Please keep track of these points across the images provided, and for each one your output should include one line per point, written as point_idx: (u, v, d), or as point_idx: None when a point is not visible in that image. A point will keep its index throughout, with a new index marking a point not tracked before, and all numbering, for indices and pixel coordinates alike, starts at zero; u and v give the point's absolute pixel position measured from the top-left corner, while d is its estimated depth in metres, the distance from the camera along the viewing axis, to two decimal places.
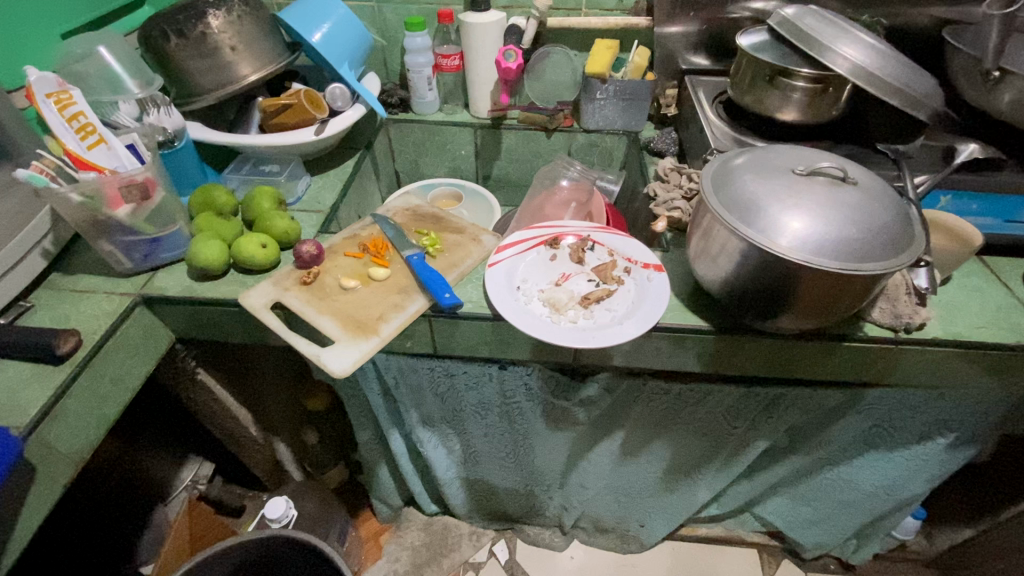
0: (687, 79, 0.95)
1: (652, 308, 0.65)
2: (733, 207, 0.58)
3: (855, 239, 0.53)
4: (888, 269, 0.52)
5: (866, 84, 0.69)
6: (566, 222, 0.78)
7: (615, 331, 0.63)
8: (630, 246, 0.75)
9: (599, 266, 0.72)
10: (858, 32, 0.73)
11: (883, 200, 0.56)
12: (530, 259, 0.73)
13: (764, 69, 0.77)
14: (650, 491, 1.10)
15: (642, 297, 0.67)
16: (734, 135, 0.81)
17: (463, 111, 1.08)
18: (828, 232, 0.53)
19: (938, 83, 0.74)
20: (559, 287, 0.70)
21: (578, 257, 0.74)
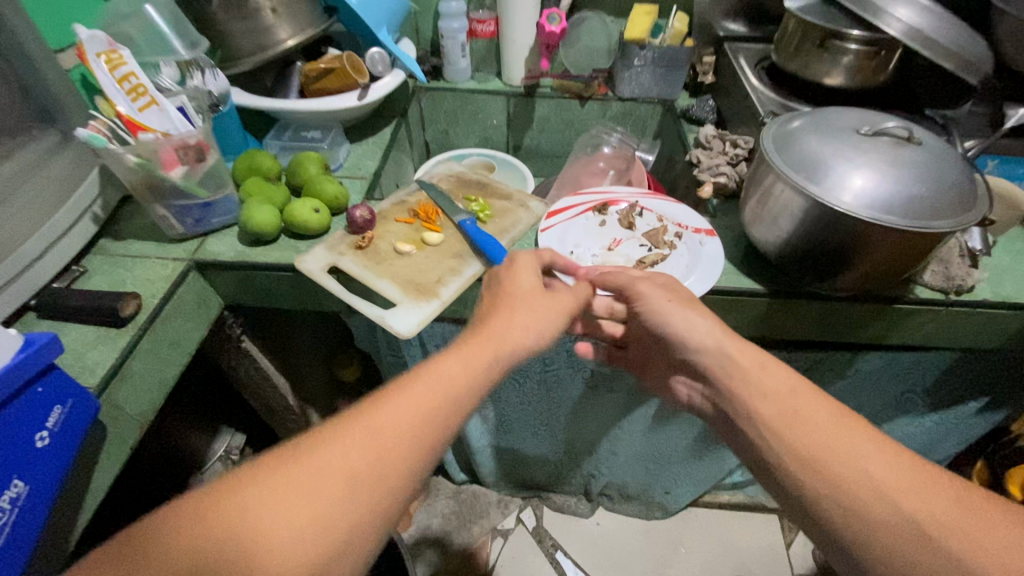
0: (726, 46, 0.95)
1: (709, 272, 0.66)
2: (798, 168, 0.58)
3: (924, 197, 0.53)
4: (957, 225, 0.52)
5: (921, 45, 0.69)
6: (614, 190, 0.79)
7: None
8: (678, 213, 0.76)
9: (650, 232, 0.73)
10: None
11: (950, 158, 0.55)
12: (580, 226, 0.74)
13: (814, 33, 0.76)
14: (678, 458, 1.12)
15: (696, 261, 0.68)
16: (782, 101, 0.81)
17: (495, 79, 1.07)
18: (897, 190, 0.53)
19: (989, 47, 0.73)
20: (612, 253, 0.71)
21: (628, 223, 0.74)
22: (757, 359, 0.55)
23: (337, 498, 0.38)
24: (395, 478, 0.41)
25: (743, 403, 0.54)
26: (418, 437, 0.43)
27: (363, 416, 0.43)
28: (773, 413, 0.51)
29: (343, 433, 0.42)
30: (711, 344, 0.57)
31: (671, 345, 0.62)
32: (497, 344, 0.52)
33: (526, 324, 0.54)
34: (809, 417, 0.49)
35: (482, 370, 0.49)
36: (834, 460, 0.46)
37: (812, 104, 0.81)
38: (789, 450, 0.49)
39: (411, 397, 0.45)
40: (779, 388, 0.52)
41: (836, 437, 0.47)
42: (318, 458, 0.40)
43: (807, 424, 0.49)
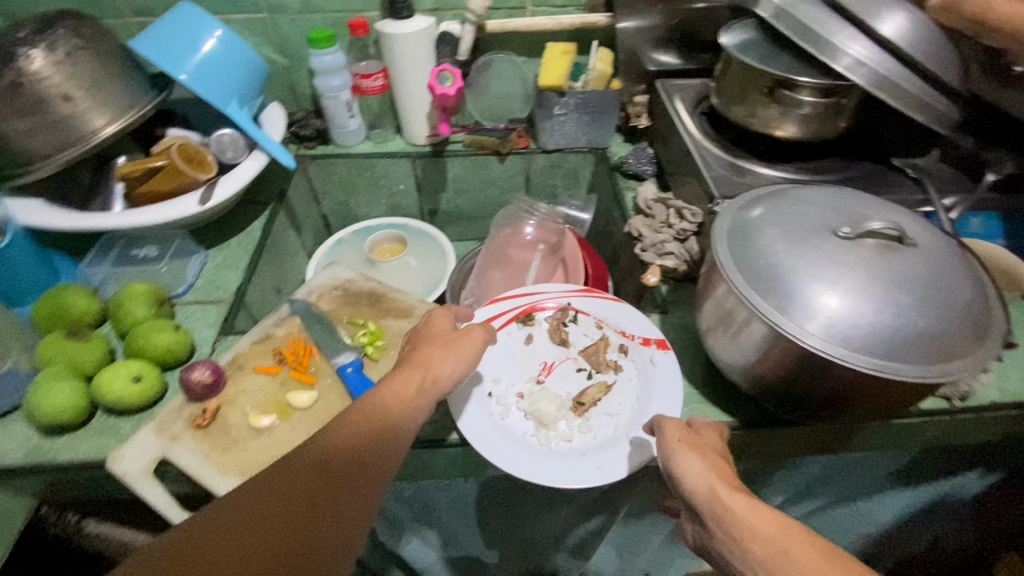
0: (659, 84, 0.80)
1: (666, 406, 0.51)
2: (767, 290, 0.43)
3: (935, 330, 0.39)
4: (979, 366, 0.39)
5: (884, 94, 0.55)
6: (540, 290, 0.63)
7: (617, 452, 0.49)
8: (619, 312, 0.61)
9: (587, 348, 0.58)
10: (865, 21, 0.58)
11: (955, 265, 0.42)
12: (498, 349, 0.58)
13: (761, 80, 0.62)
14: (656, 547, 0.98)
15: (648, 389, 0.53)
16: (729, 155, 0.68)
17: (396, 137, 0.90)
18: (901, 324, 0.39)
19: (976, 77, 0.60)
20: (541, 386, 0.55)
21: (559, 338, 0.59)
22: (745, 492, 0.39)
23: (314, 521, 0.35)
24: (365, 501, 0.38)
25: (732, 539, 0.37)
26: (371, 465, 0.39)
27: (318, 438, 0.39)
28: (766, 560, 0.36)
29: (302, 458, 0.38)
30: (702, 487, 0.40)
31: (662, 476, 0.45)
32: (435, 374, 0.45)
33: (462, 356, 0.47)
34: (803, 555, 0.35)
35: (430, 395, 0.45)
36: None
37: (763, 158, 0.68)
38: None
39: (367, 418, 0.41)
40: (765, 521, 0.37)
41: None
42: (283, 483, 0.36)
43: (803, 566, 0.34)
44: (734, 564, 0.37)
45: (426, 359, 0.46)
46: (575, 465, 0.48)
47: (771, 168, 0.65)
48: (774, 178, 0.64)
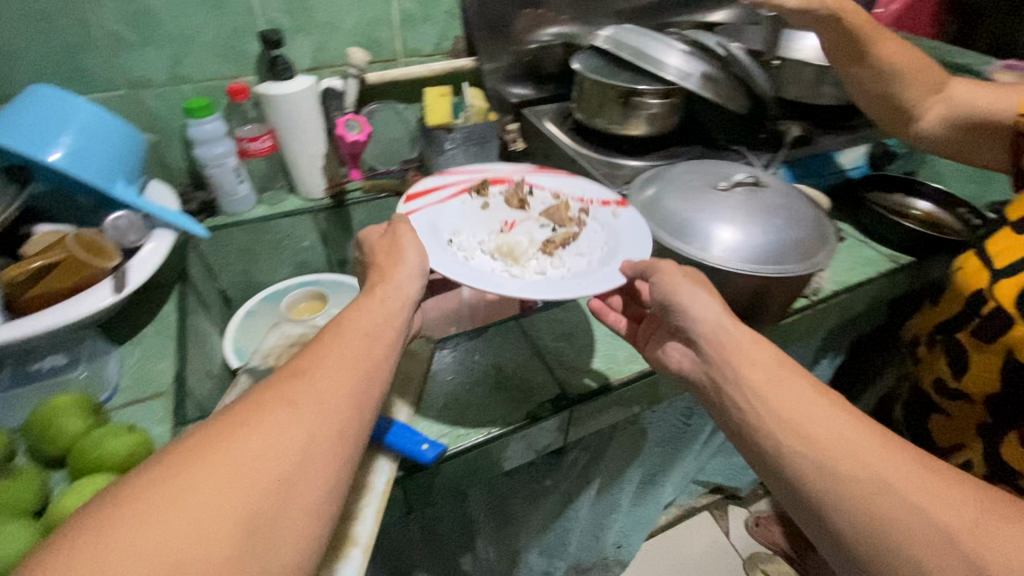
0: (527, 111, 0.93)
1: (637, 236, 0.57)
2: (685, 236, 0.56)
3: (799, 238, 0.55)
4: (828, 255, 0.56)
5: (706, 91, 0.74)
6: (493, 166, 0.71)
7: (590, 269, 0.54)
8: (571, 185, 0.70)
9: (547, 209, 0.65)
10: (677, 43, 0.77)
11: (794, 195, 0.60)
12: (457, 210, 0.63)
13: (612, 93, 0.78)
14: (624, 515, 1.07)
15: (610, 229, 0.60)
16: (601, 154, 0.83)
17: (290, 196, 0.90)
18: (777, 238, 0.55)
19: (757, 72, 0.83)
20: (506, 235, 0.61)
21: (518, 202, 0.67)
22: (752, 333, 0.46)
23: (300, 427, 0.35)
24: (358, 411, 0.39)
25: (728, 373, 0.45)
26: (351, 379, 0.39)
27: (300, 360, 0.40)
28: (760, 382, 0.43)
29: (281, 377, 0.38)
30: (711, 317, 0.48)
31: (672, 318, 0.51)
32: (398, 289, 0.48)
33: (411, 262, 0.51)
34: (792, 388, 0.43)
35: (393, 313, 0.46)
36: (811, 429, 0.40)
37: (626, 153, 0.84)
38: (775, 423, 0.41)
39: (348, 337, 0.42)
40: (767, 359, 0.45)
41: (823, 413, 0.41)
42: (264, 402, 0.36)
43: (789, 394, 0.42)
44: (730, 389, 0.45)
45: (383, 269, 0.50)
46: (557, 283, 0.52)
47: (639, 160, 0.81)
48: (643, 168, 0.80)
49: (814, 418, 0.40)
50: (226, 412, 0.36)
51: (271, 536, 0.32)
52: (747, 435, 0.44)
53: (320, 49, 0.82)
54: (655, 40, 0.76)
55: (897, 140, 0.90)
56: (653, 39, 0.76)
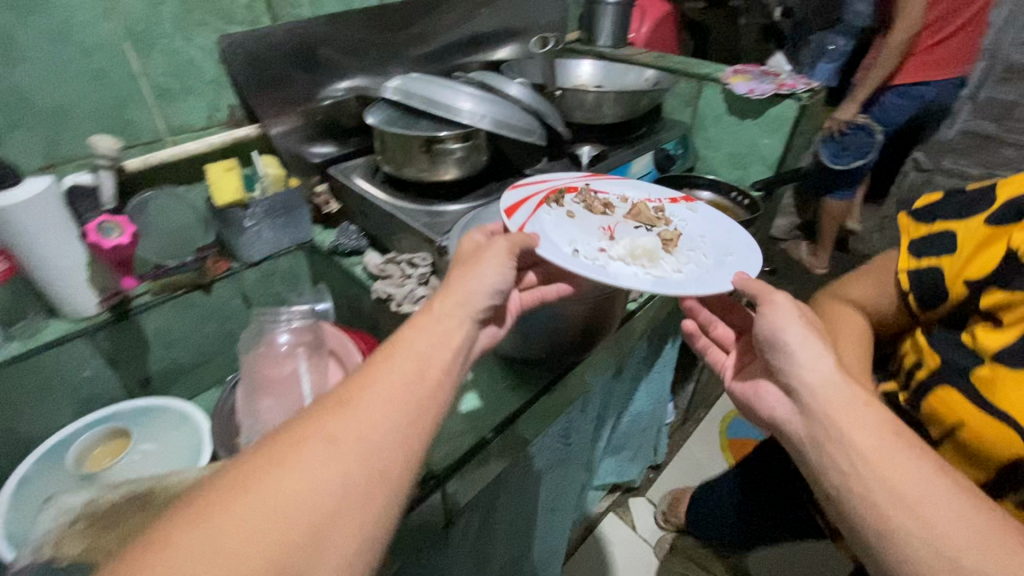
0: (332, 170, 0.87)
1: (729, 232, 0.74)
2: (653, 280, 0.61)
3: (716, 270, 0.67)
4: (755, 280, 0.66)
5: (500, 130, 0.76)
6: (560, 176, 0.80)
7: (720, 253, 0.70)
8: (628, 189, 0.84)
9: (631, 214, 0.78)
10: (465, 87, 0.79)
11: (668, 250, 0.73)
12: (561, 222, 0.71)
13: (413, 143, 0.76)
14: (536, 552, 1.05)
15: (701, 227, 0.76)
16: (417, 204, 0.80)
17: (49, 320, 0.70)
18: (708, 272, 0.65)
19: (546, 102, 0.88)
20: (616, 238, 0.71)
21: (603, 210, 0.77)
22: (867, 397, 0.49)
23: (341, 466, 0.40)
24: (395, 451, 0.42)
25: (837, 434, 0.47)
26: (394, 425, 0.43)
27: (351, 387, 0.45)
28: (871, 450, 0.45)
29: (328, 407, 0.43)
30: (828, 366, 0.51)
31: (778, 359, 0.56)
32: (466, 304, 0.54)
33: (487, 278, 0.56)
34: (917, 468, 0.43)
35: (449, 349, 0.50)
36: (929, 515, 0.41)
37: (444, 198, 0.83)
38: (887, 495, 0.43)
39: (397, 363, 0.47)
40: (875, 423, 0.46)
41: (946, 502, 0.41)
42: (313, 434, 0.41)
43: (916, 475, 0.43)
44: (833, 453, 0.47)
45: (457, 283, 0.56)
46: (699, 276, 0.64)
47: (456, 204, 0.81)
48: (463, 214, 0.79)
49: (923, 488, 0.42)
50: (281, 435, 0.41)
51: (306, 572, 0.36)
52: (851, 505, 0.45)
53: (52, 143, 0.68)
54: (442, 86, 0.77)
55: (672, 145, 1.03)
56: (441, 88, 0.76)
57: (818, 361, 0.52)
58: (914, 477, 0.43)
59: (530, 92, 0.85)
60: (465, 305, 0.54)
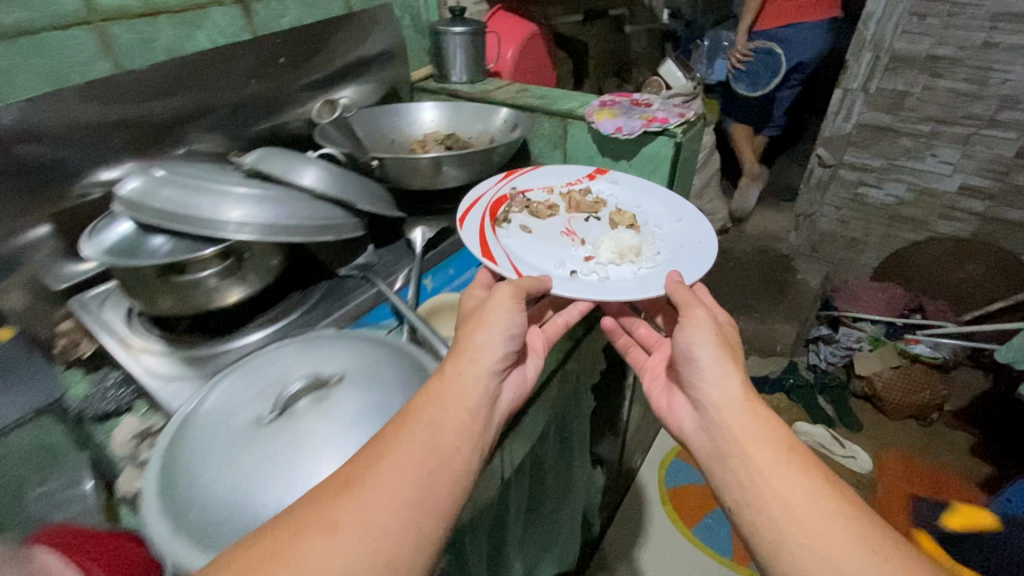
0: (73, 303, 0.65)
1: (659, 195, 0.80)
2: (644, 291, 0.62)
3: (669, 241, 0.72)
4: (693, 240, 0.71)
5: (278, 235, 0.56)
6: (484, 190, 0.78)
7: (668, 224, 0.75)
8: (550, 178, 0.85)
9: (572, 206, 0.79)
10: (228, 182, 0.58)
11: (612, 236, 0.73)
12: (527, 246, 0.71)
13: (149, 273, 0.54)
14: None
15: (632, 200, 0.81)
16: (168, 348, 0.58)
17: None
18: (673, 256, 0.69)
19: (358, 176, 0.69)
20: (581, 241, 0.73)
21: (549, 214, 0.77)
22: (763, 412, 0.52)
23: (347, 555, 0.35)
24: (405, 539, 0.38)
25: (739, 445, 0.50)
26: (405, 502, 0.39)
27: (357, 463, 0.39)
28: (765, 464, 0.47)
29: (333, 487, 0.38)
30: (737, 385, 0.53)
31: (689, 378, 0.57)
32: (479, 354, 0.50)
33: (497, 330, 0.52)
34: (797, 484, 0.46)
35: (473, 411, 0.47)
36: (811, 527, 0.43)
37: (214, 331, 0.61)
38: (780, 507, 0.45)
39: (413, 432, 0.42)
40: (771, 440, 0.49)
41: (824, 514, 0.43)
42: (315, 519, 0.36)
43: (797, 493, 0.45)
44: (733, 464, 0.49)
45: (461, 342, 0.51)
46: (675, 260, 0.68)
47: (235, 339, 0.59)
48: (235, 360, 0.56)
49: (803, 499, 0.45)
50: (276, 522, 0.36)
51: None
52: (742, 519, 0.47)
53: None
54: (187, 189, 0.56)
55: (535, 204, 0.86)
56: (184, 196, 0.55)
57: (727, 370, 0.54)
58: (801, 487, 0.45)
59: (327, 176, 0.64)
60: (471, 366, 0.49)
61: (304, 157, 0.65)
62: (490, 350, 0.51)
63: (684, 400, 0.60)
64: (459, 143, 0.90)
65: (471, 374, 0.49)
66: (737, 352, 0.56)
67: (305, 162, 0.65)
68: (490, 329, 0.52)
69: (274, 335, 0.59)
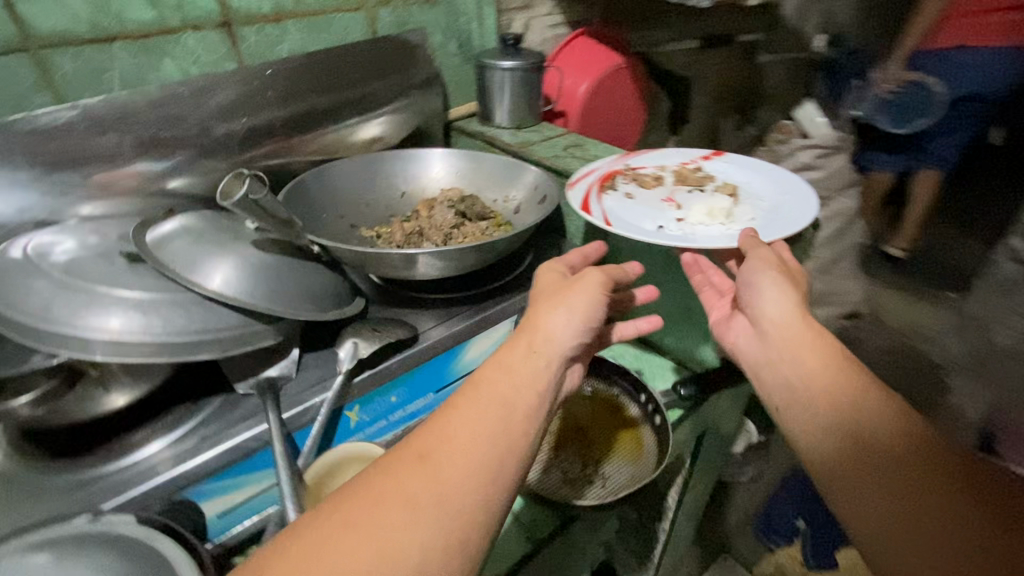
0: None
1: (771, 170, 0.70)
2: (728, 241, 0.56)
3: (777, 206, 0.63)
4: (805, 203, 0.62)
5: (130, 354, 0.43)
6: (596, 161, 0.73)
7: (779, 194, 0.65)
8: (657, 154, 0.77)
9: (678, 177, 0.71)
10: (93, 271, 0.46)
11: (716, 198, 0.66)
12: (624, 206, 0.65)
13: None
14: None
15: (742, 170, 0.72)
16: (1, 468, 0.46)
17: None
18: (776, 220, 0.60)
19: (291, 264, 0.55)
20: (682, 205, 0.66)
21: (653, 183, 0.70)
22: (815, 323, 0.44)
23: (427, 535, 0.33)
24: (477, 514, 0.34)
25: (786, 361, 0.43)
26: (483, 479, 0.35)
27: (432, 433, 0.37)
28: (811, 384, 0.40)
29: (406, 463, 0.35)
30: (783, 306, 0.45)
31: (744, 306, 0.49)
32: (545, 330, 0.44)
33: (577, 308, 0.46)
34: (849, 409, 0.38)
35: (546, 361, 0.43)
36: (855, 432, 0.37)
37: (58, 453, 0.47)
38: (824, 414, 0.39)
39: (475, 398, 0.39)
40: (820, 352, 0.41)
41: (879, 415, 0.36)
42: (376, 495, 0.34)
43: (847, 417, 0.38)
44: (782, 379, 0.43)
45: (528, 316, 0.46)
46: (781, 221, 0.60)
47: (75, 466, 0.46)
48: (35, 519, 0.42)
49: (851, 405, 0.38)
50: (347, 498, 0.34)
51: None
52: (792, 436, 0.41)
53: None
54: (32, 278, 0.44)
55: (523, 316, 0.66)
56: (21, 289, 0.44)
57: (779, 289, 0.46)
58: (849, 394, 0.38)
59: (231, 269, 0.50)
60: (534, 337, 0.44)
61: (216, 239, 0.52)
62: (568, 331, 0.45)
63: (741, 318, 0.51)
64: (445, 234, 0.69)
65: (545, 348, 0.44)
66: (791, 276, 0.48)
67: (216, 244, 0.51)
68: (565, 303, 0.46)
69: (106, 489, 0.44)
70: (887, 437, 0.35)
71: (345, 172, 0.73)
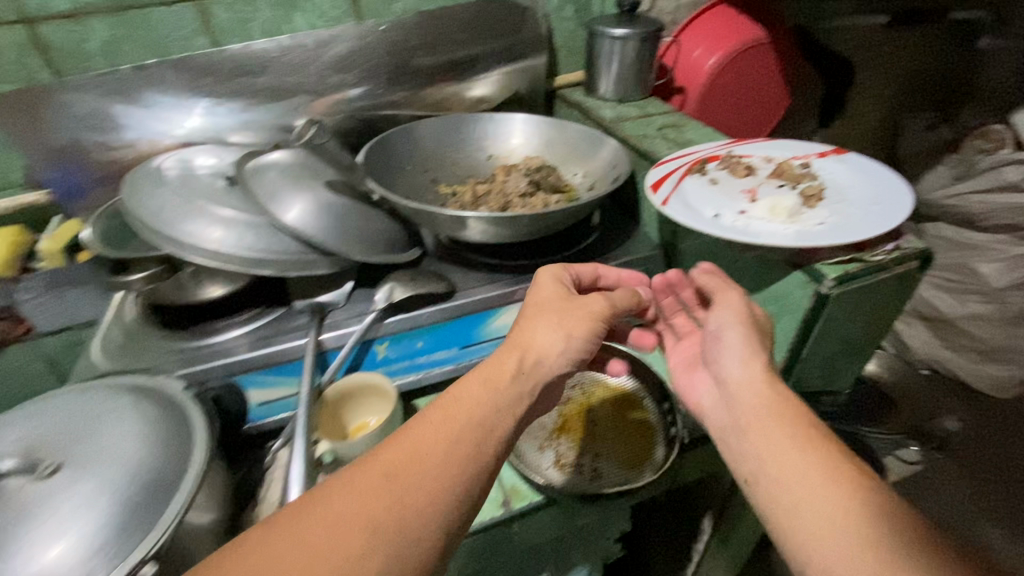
0: None
1: (887, 181, 0.57)
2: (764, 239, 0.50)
3: (860, 216, 0.52)
4: (892, 220, 0.50)
5: (197, 254, 0.53)
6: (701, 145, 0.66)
7: (873, 207, 0.53)
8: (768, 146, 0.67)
9: (774, 172, 0.62)
10: (194, 186, 0.57)
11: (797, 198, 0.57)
12: (693, 188, 0.60)
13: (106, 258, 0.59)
14: None
15: (852, 175, 0.59)
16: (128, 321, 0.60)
17: None
18: (842, 228, 0.50)
19: (352, 205, 0.60)
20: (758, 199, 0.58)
21: (743, 171, 0.62)
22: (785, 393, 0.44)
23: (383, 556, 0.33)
24: (434, 537, 0.35)
25: (757, 430, 0.43)
26: (440, 496, 0.36)
27: (397, 450, 0.37)
28: (781, 454, 0.40)
29: (373, 479, 0.35)
30: (748, 375, 0.46)
31: (710, 360, 0.50)
32: (535, 356, 0.45)
33: (561, 341, 0.46)
34: (831, 494, 0.37)
35: (523, 391, 0.43)
36: (819, 508, 0.36)
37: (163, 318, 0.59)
38: (791, 490, 0.38)
39: (441, 421, 0.40)
40: (791, 426, 0.42)
41: (845, 495, 0.36)
42: (336, 511, 0.33)
43: (828, 501, 0.36)
44: (750, 447, 0.43)
45: (513, 340, 0.46)
46: (851, 231, 0.50)
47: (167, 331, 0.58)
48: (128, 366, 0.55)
49: (816, 483, 0.38)
50: (304, 511, 0.33)
51: None
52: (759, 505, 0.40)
53: None
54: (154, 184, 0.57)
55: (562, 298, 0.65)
56: (145, 189, 0.56)
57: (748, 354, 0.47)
58: (820, 473, 0.38)
59: (292, 199, 0.57)
60: (513, 363, 0.45)
61: (291, 172, 0.59)
62: (553, 364, 0.45)
63: (705, 378, 0.52)
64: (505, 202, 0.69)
65: (528, 379, 0.44)
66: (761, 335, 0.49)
67: (289, 177, 0.59)
68: (548, 337, 0.46)
69: (179, 357, 0.55)
70: (855, 517, 0.35)
71: (436, 128, 0.77)
